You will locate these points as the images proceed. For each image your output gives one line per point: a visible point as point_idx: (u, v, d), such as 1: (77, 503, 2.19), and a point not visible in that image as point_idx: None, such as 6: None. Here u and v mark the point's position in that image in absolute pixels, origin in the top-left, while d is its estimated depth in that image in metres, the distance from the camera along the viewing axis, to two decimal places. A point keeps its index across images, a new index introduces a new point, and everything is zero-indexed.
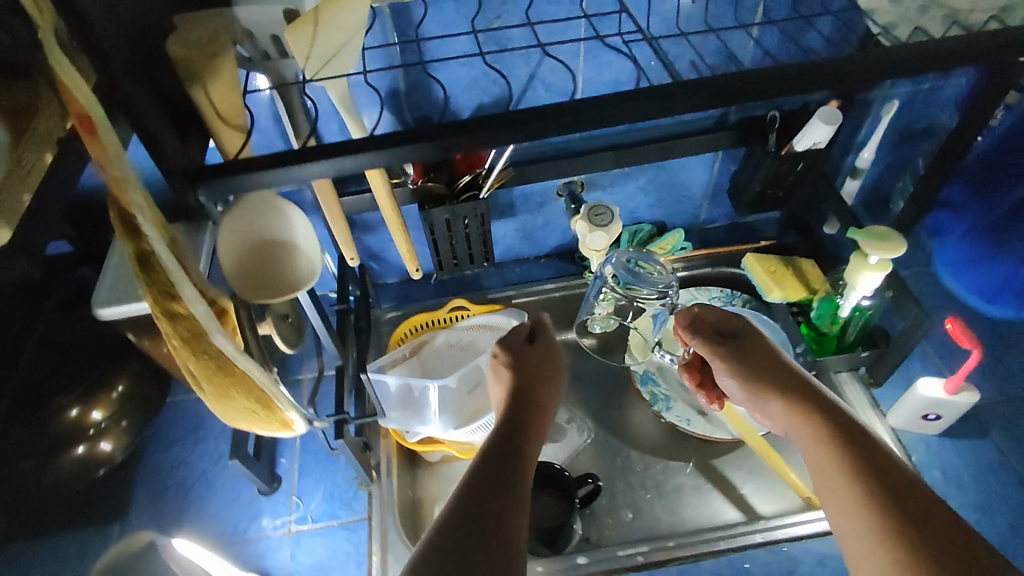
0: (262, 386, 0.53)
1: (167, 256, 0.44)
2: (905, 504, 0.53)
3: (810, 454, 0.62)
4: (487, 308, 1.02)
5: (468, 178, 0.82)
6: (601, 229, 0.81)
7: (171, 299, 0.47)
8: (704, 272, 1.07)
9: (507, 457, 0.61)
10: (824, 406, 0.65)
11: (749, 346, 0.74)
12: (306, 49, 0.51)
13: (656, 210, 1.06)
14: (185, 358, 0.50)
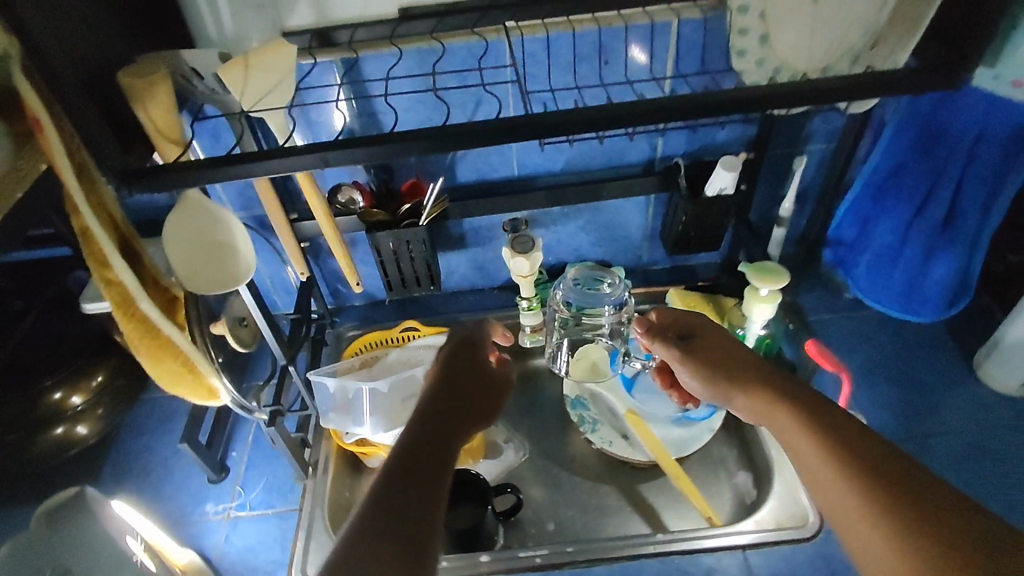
0: (186, 351, 0.64)
1: (101, 234, 0.56)
2: (889, 472, 0.49)
3: (789, 441, 0.57)
4: (436, 330, 1.09)
5: (410, 206, 0.93)
6: (522, 254, 0.90)
7: (106, 268, 0.58)
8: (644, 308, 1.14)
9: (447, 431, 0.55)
10: (790, 387, 0.60)
11: (707, 343, 0.72)
12: (241, 86, 0.65)
13: (599, 249, 1.14)
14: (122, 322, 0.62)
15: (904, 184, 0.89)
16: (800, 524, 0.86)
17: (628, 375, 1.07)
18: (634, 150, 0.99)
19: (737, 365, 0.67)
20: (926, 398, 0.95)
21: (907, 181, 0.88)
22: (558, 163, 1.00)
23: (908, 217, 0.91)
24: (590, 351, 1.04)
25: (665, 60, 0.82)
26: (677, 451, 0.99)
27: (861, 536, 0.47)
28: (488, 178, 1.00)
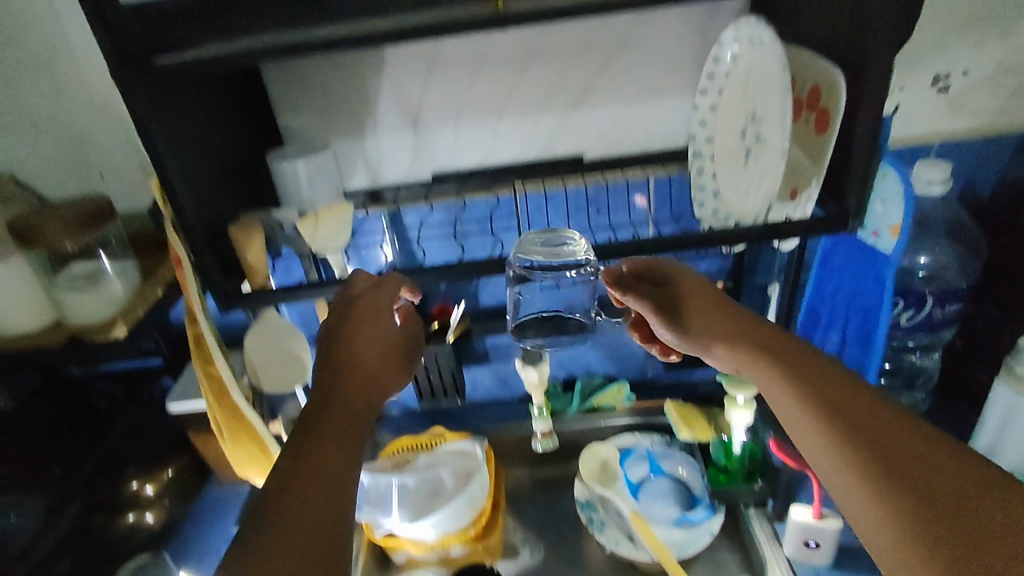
0: (261, 435, 0.80)
1: (210, 337, 0.75)
2: (863, 413, 0.58)
3: (771, 390, 0.66)
4: (460, 436, 1.17)
5: (438, 325, 1.11)
6: (530, 365, 1.05)
7: (209, 364, 0.77)
8: (649, 419, 1.24)
9: (335, 383, 0.67)
10: (768, 342, 0.69)
11: (685, 296, 0.79)
12: (312, 233, 0.89)
13: (606, 365, 1.28)
14: (215, 407, 0.79)
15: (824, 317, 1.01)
16: None
17: (635, 480, 1.12)
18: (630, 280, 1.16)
19: (712, 315, 0.76)
20: None
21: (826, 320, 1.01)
22: None
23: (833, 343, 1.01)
24: (599, 449, 1.18)
25: (646, 214, 1.04)
26: (680, 553, 1.04)
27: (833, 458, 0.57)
28: (505, 303, 1.18)
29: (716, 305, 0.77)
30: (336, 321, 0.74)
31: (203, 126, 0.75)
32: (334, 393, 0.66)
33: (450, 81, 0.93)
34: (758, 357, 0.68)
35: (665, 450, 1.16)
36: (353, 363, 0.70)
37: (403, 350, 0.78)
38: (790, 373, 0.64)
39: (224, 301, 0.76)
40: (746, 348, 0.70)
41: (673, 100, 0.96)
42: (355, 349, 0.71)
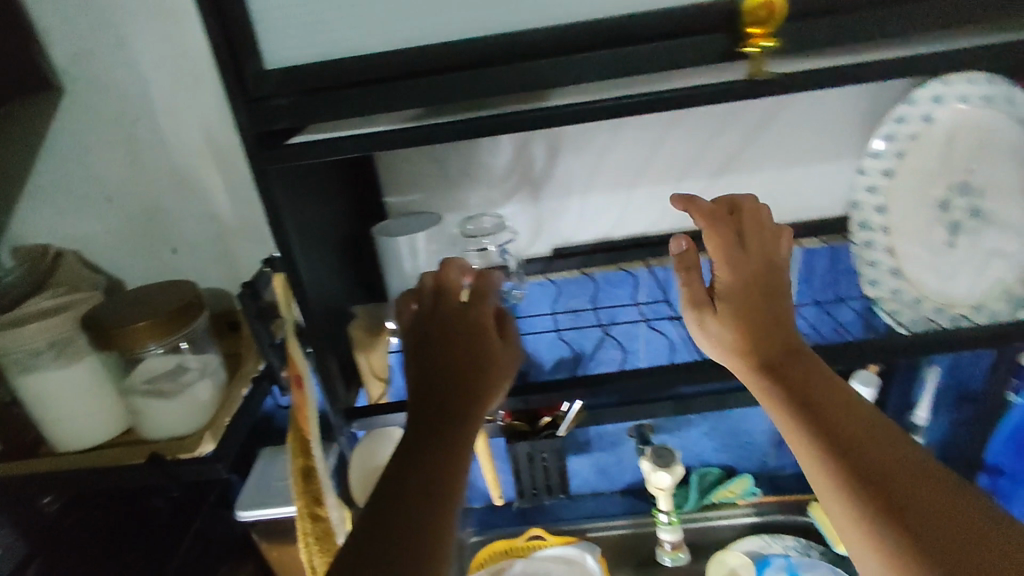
0: None
1: (320, 459, 0.63)
2: (886, 455, 0.46)
3: (800, 385, 0.53)
4: (563, 539, 1.07)
5: (549, 418, 0.97)
6: (664, 467, 0.90)
7: (320, 507, 0.63)
8: (774, 519, 1.10)
9: (428, 456, 0.50)
10: (788, 353, 0.55)
11: (722, 284, 0.60)
12: None
13: (723, 454, 1.12)
14: (319, 555, 0.64)
15: None
16: None
17: None
18: None
19: (749, 317, 0.58)
20: None
21: None
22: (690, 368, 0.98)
23: None
24: (726, 557, 1.05)
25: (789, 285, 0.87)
26: None
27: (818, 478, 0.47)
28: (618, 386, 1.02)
29: (767, 301, 0.59)
30: (428, 330, 0.60)
31: (320, 209, 0.63)
32: (425, 454, 0.50)
33: (585, 146, 0.82)
34: (772, 348, 0.56)
35: (808, 561, 1.01)
36: (445, 398, 0.54)
37: (467, 358, 0.58)
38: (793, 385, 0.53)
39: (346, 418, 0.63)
40: (784, 364, 0.55)
41: (838, 166, 0.83)
42: (467, 378, 0.56)
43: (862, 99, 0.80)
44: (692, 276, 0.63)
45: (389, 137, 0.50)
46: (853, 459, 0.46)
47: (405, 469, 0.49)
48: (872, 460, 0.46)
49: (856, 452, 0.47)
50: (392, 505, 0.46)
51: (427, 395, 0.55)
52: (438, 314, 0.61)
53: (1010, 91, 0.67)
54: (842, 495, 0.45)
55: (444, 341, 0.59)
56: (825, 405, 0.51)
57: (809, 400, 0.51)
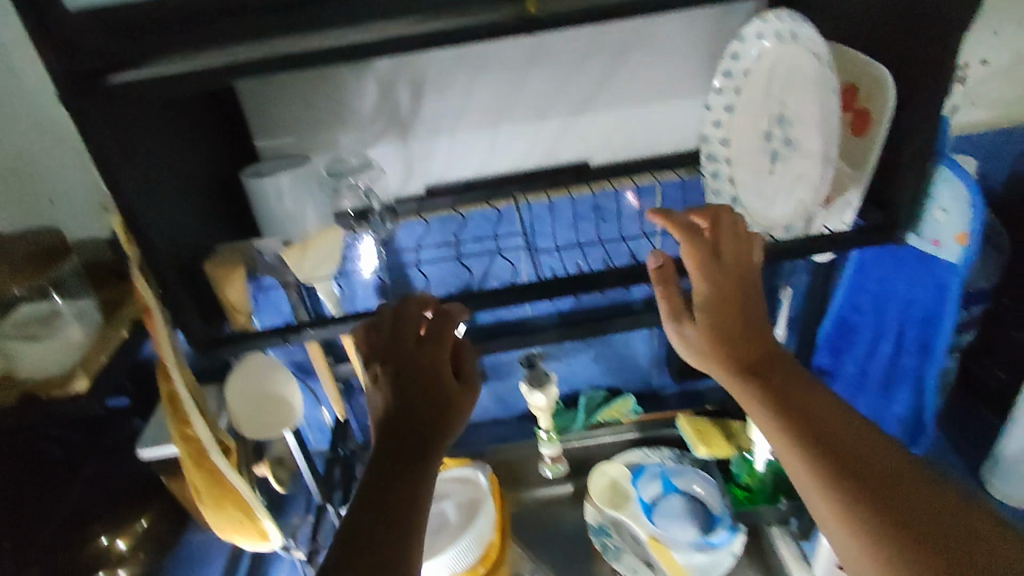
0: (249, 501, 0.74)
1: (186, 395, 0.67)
2: (857, 442, 0.59)
3: (787, 396, 0.63)
4: (460, 461, 1.16)
5: (437, 350, 1.04)
6: (537, 387, 1.00)
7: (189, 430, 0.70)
8: (657, 432, 1.21)
9: (391, 476, 0.56)
10: (766, 363, 0.66)
11: (702, 295, 0.70)
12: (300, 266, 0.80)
13: (611, 378, 1.23)
14: (195, 472, 0.72)
15: (861, 326, 0.96)
16: None
17: (647, 500, 1.11)
18: (636, 290, 1.12)
19: (728, 327, 0.68)
20: None
21: (862, 326, 0.96)
22: (567, 304, 1.13)
23: (865, 354, 0.97)
24: (607, 468, 1.16)
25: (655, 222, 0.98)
26: None
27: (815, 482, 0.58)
28: (505, 319, 1.13)
29: (745, 313, 0.69)
30: (396, 356, 0.66)
31: (164, 154, 0.66)
32: (395, 482, 0.56)
33: (447, 87, 0.85)
34: (757, 359, 0.67)
35: (677, 466, 1.14)
36: (423, 410, 0.61)
37: (413, 384, 0.63)
38: (782, 394, 0.64)
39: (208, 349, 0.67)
40: (771, 375, 0.65)
41: (687, 104, 0.89)
42: (438, 413, 0.62)
43: (704, 39, 0.85)
44: (671, 292, 0.72)
45: (204, 77, 0.53)
46: (841, 463, 0.58)
47: (382, 482, 0.56)
48: (852, 460, 0.58)
49: (842, 455, 0.58)
50: (392, 488, 0.56)
51: (392, 422, 0.60)
52: (398, 355, 0.66)
53: (797, 25, 0.73)
54: (839, 497, 0.56)
55: (417, 368, 0.65)
56: (809, 413, 0.62)
57: (796, 409, 0.62)
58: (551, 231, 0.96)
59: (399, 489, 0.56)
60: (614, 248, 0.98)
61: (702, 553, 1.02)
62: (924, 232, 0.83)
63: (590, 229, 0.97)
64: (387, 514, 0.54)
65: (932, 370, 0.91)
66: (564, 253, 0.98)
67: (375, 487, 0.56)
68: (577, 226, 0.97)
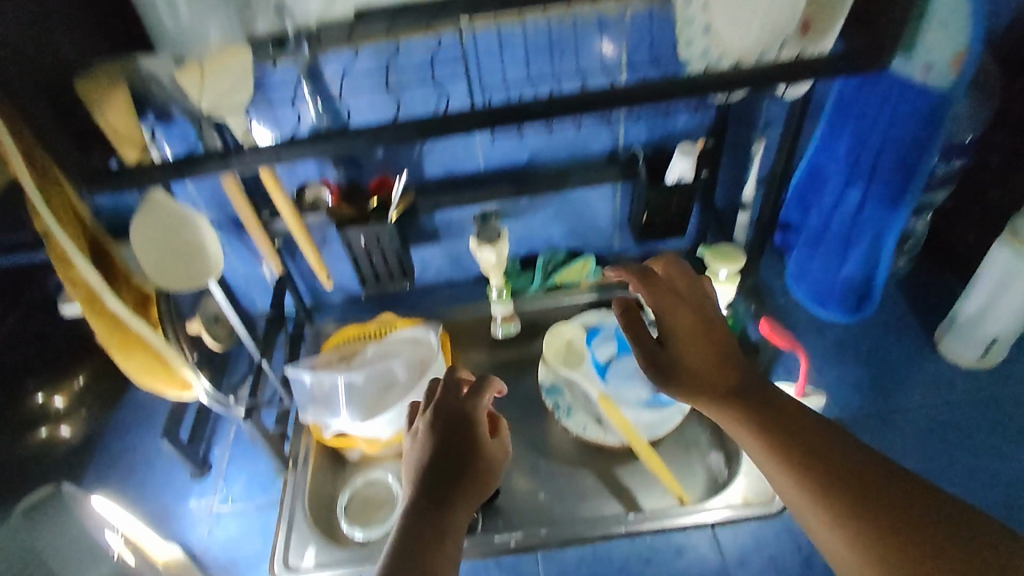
0: (156, 345, 0.69)
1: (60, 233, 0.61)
2: (829, 439, 0.60)
3: (767, 428, 0.62)
4: (412, 322, 1.13)
5: (379, 202, 0.97)
6: (486, 242, 0.93)
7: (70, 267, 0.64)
8: (613, 296, 1.18)
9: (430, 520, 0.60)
10: (736, 387, 0.66)
11: (665, 316, 0.71)
12: (199, 90, 0.71)
13: (571, 239, 1.19)
14: (93, 318, 0.66)
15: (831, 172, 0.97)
16: (766, 502, 0.87)
17: (602, 361, 1.09)
18: (597, 141, 1.04)
19: (684, 357, 0.68)
20: (893, 373, 0.97)
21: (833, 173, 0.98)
22: (525, 154, 1.04)
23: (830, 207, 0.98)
24: (563, 329, 1.13)
25: (618, 59, 0.87)
26: (650, 434, 1.00)
27: (828, 527, 0.56)
28: (454, 173, 1.04)
29: (715, 337, 0.69)
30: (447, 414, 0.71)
31: None
32: (432, 523, 0.60)
33: None
34: (728, 393, 0.65)
35: (635, 329, 1.13)
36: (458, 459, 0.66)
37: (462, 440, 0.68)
38: (763, 419, 0.63)
39: (94, 177, 0.64)
40: (749, 404, 0.64)
41: None
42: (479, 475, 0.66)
43: None
44: (641, 335, 0.70)
45: None
46: (848, 495, 0.56)
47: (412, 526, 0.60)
48: (860, 493, 0.56)
49: (845, 491, 0.57)
50: (424, 541, 0.59)
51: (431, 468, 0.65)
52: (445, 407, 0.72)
53: None
54: (855, 536, 0.55)
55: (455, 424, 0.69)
56: (799, 440, 0.60)
57: (790, 440, 0.61)
58: (496, 60, 0.86)
59: (429, 539, 0.59)
60: (571, 81, 0.89)
61: (651, 410, 1.03)
62: (914, 57, 0.81)
63: (541, 63, 0.87)
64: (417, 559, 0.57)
65: (902, 217, 0.91)
66: (512, 84, 0.89)
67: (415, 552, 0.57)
68: (525, 56, 0.86)
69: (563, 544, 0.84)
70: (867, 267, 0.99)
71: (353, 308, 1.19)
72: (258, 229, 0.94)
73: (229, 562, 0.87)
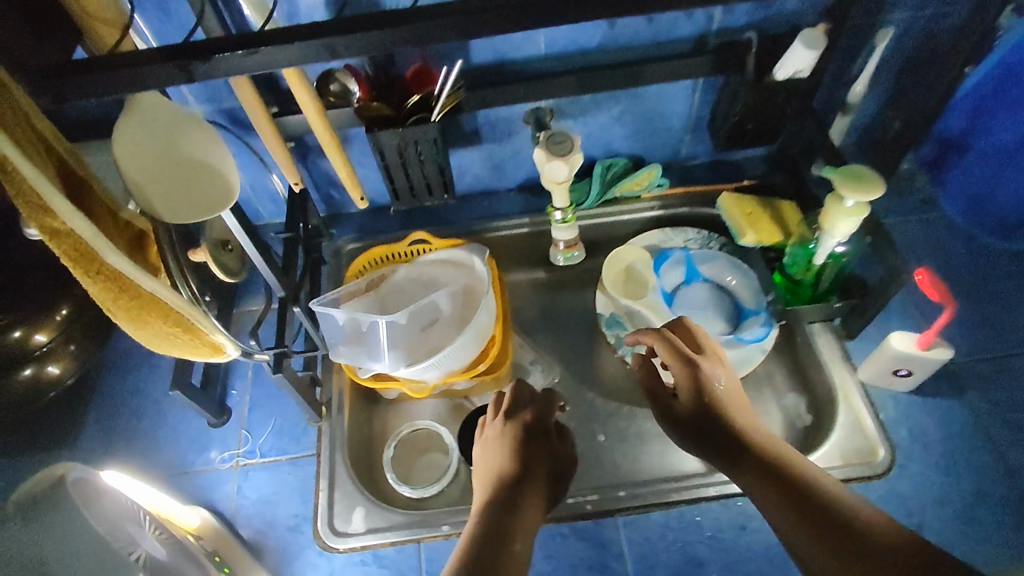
0: (183, 311, 0.51)
1: (27, 166, 0.41)
2: (854, 500, 0.57)
3: (786, 486, 0.59)
4: (449, 243, 0.96)
5: (418, 99, 0.76)
6: (559, 157, 0.75)
7: (48, 216, 0.43)
8: (680, 212, 1.02)
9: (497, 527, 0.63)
10: (761, 453, 0.63)
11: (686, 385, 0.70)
12: None
13: (634, 143, 0.99)
14: (88, 283, 0.47)
15: None
16: (868, 461, 0.78)
17: (669, 291, 0.97)
18: (687, 23, 0.81)
19: (706, 415, 0.68)
20: (1006, 312, 0.86)
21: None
22: (594, 39, 0.82)
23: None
24: (622, 254, 0.98)
25: None
26: None
27: None
28: (507, 58, 0.83)
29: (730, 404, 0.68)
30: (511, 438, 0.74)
31: None
32: (508, 536, 0.63)
33: None
34: (750, 457, 0.63)
35: (708, 252, 0.97)
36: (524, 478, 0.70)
37: (528, 446, 0.74)
38: (768, 468, 0.62)
39: (60, 75, 0.50)
40: (770, 464, 0.62)
41: None
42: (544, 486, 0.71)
43: None
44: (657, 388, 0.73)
45: None
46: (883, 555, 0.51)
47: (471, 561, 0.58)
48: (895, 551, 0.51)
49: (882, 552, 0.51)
50: (495, 527, 0.63)
51: (499, 517, 0.65)
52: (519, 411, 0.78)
53: None
54: None
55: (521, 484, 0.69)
56: (809, 488, 0.59)
57: (818, 508, 0.57)
58: None
59: (502, 533, 0.63)
60: None
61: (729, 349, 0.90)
62: None
63: None
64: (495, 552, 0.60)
65: None
66: None
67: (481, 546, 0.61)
68: None
69: (647, 509, 0.75)
70: (1021, 203, 0.86)
71: (375, 223, 1.02)
72: (269, 129, 0.73)
73: (267, 524, 0.78)
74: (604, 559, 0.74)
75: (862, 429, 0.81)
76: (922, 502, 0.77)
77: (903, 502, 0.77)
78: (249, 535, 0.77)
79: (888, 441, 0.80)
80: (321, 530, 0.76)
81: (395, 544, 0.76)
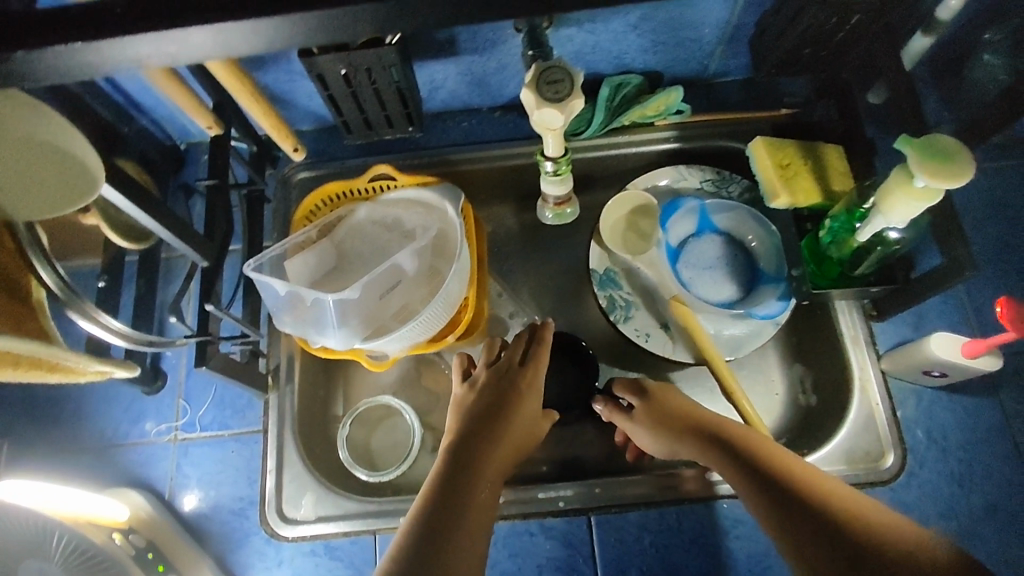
0: (39, 355, 0.51)
1: None
2: (823, 480, 0.54)
3: (773, 500, 0.53)
4: (418, 179, 0.79)
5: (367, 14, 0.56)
6: (552, 105, 0.58)
7: None
8: (701, 144, 0.83)
9: (456, 486, 0.55)
10: (747, 463, 0.57)
11: (658, 414, 0.64)
12: None
13: (652, 56, 0.78)
14: None
15: None
16: (876, 466, 0.70)
17: (675, 245, 0.80)
18: None
19: (690, 417, 0.63)
20: None
21: None
22: None
23: None
24: (628, 197, 0.81)
25: None
26: (731, 353, 0.76)
27: None
28: None
29: (709, 425, 0.62)
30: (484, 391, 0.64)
31: None
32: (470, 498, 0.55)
33: None
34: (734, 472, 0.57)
35: (727, 201, 0.79)
36: (495, 440, 0.60)
37: (495, 395, 0.63)
38: (758, 479, 0.55)
39: None
40: (755, 476, 0.56)
41: None
42: (516, 437, 0.62)
43: None
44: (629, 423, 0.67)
45: None
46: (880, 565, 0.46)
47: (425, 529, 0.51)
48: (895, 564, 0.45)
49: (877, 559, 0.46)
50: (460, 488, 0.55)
51: (462, 467, 0.57)
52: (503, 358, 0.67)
53: None
54: None
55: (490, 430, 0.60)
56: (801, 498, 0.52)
57: (813, 518, 0.50)
58: None
59: (462, 496, 0.55)
60: None
61: (736, 322, 0.77)
62: None
63: None
64: (451, 516, 0.53)
65: None
66: None
67: (444, 510, 0.53)
68: None
69: (625, 508, 0.69)
70: None
71: (329, 145, 0.84)
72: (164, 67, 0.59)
73: (211, 506, 0.72)
74: (573, 559, 0.70)
75: (873, 427, 0.71)
76: (926, 511, 0.70)
77: (906, 511, 0.70)
78: (192, 516, 0.71)
79: (901, 445, 0.71)
80: (268, 517, 0.69)
81: (347, 536, 0.69)
